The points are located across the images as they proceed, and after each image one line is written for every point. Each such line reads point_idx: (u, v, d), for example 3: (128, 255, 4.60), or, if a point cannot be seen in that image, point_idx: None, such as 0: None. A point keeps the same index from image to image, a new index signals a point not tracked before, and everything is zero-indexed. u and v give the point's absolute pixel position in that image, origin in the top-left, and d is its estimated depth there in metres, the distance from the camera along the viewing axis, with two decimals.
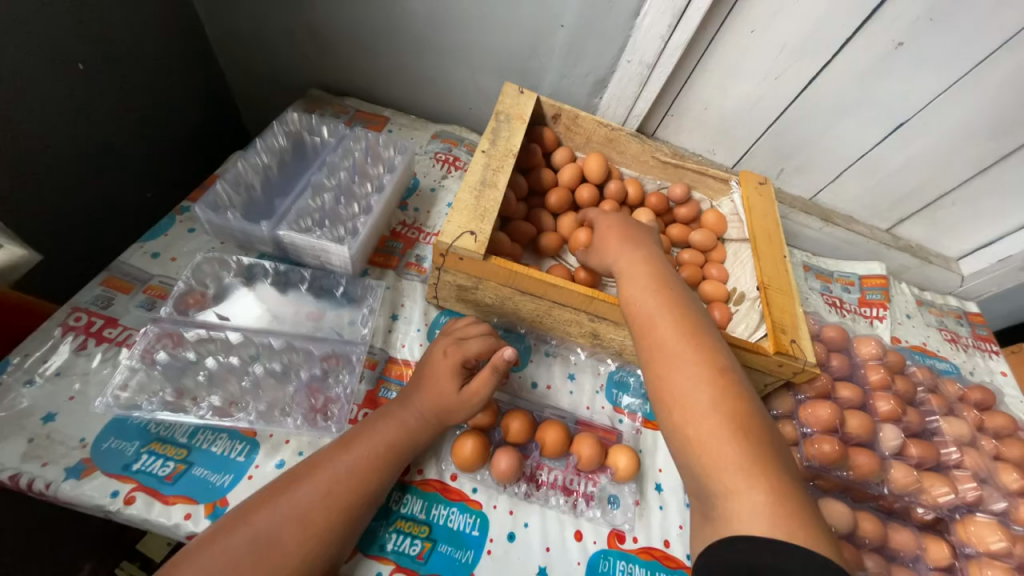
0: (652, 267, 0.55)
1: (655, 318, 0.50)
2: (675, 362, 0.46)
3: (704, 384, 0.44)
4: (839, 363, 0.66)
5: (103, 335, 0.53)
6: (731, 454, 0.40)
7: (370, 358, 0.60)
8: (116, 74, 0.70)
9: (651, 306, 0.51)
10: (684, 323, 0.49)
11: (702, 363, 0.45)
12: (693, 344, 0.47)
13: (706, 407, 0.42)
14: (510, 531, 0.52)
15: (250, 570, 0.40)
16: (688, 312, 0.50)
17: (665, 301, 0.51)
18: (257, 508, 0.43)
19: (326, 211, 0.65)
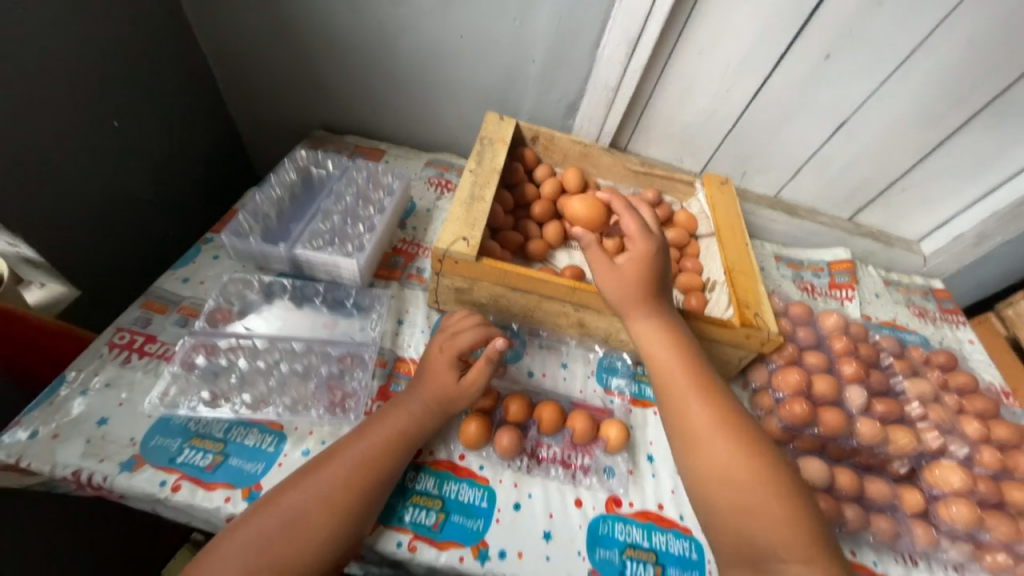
0: (674, 341, 0.59)
1: (686, 399, 0.55)
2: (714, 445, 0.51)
3: (741, 463, 0.50)
4: (805, 334, 0.73)
5: (145, 349, 0.60)
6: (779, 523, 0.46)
7: (380, 357, 0.67)
8: (142, 127, 0.80)
9: (680, 387, 0.56)
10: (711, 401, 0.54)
11: (735, 442, 0.51)
12: (723, 422, 0.53)
13: (741, 482, 0.49)
14: (515, 501, 0.58)
15: (283, 543, 0.45)
16: (714, 388, 0.56)
17: (692, 380, 0.56)
18: (287, 491, 0.48)
19: (335, 231, 0.73)
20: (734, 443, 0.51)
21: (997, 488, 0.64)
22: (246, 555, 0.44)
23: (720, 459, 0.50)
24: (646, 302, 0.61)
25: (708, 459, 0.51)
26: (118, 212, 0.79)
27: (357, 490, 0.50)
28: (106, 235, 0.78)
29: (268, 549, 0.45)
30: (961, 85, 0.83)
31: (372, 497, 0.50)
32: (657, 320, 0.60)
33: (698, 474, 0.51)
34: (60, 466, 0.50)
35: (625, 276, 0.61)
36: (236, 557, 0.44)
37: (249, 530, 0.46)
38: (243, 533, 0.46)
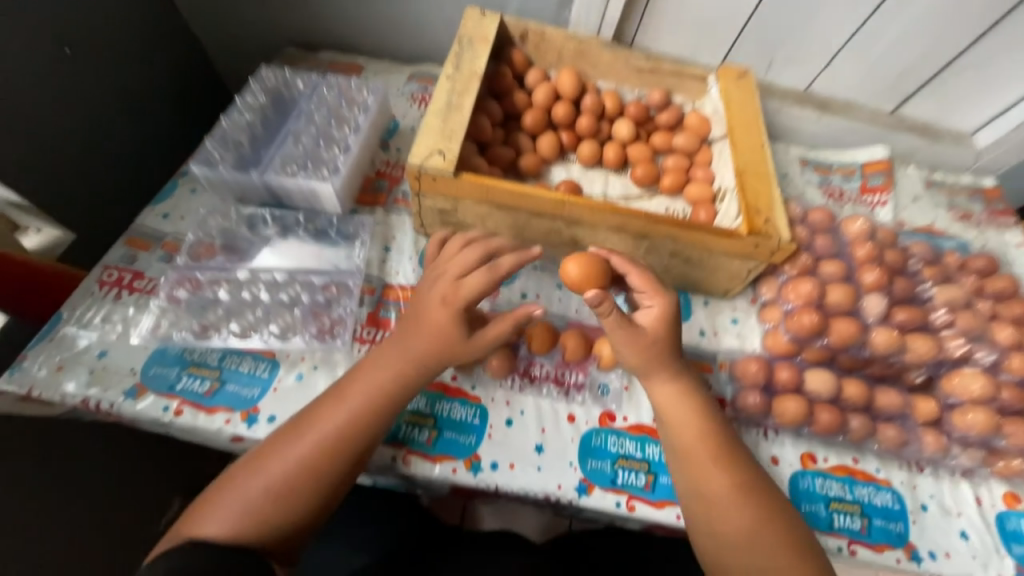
0: (686, 395, 0.53)
1: (696, 456, 0.50)
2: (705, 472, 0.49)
3: (750, 525, 0.47)
4: (824, 242, 0.66)
5: (134, 286, 0.60)
6: (759, 541, 0.46)
7: (368, 285, 0.65)
8: (105, 56, 0.74)
9: (690, 444, 0.51)
10: (709, 434, 0.51)
11: (749, 505, 0.48)
12: (716, 447, 0.51)
13: (721, 501, 0.48)
14: (508, 418, 0.58)
15: (271, 508, 0.43)
16: (727, 444, 0.51)
17: (703, 437, 0.51)
18: (269, 455, 0.46)
19: (308, 154, 0.68)
20: (745, 508, 0.47)
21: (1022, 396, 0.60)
22: (247, 503, 0.43)
23: (732, 520, 0.47)
24: (660, 358, 0.53)
25: (718, 523, 0.47)
26: (101, 151, 0.76)
27: (353, 434, 0.47)
28: (92, 176, 0.76)
29: (269, 497, 0.44)
30: None
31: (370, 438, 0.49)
32: (671, 381, 0.54)
33: (705, 532, 0.48)
34: (68, 395, 0.52)
35: (640, 331, 0.53)
36: (236, 506, 0.43)
37: (248, 478, 0.45)
38: (242, 481, 0.44)
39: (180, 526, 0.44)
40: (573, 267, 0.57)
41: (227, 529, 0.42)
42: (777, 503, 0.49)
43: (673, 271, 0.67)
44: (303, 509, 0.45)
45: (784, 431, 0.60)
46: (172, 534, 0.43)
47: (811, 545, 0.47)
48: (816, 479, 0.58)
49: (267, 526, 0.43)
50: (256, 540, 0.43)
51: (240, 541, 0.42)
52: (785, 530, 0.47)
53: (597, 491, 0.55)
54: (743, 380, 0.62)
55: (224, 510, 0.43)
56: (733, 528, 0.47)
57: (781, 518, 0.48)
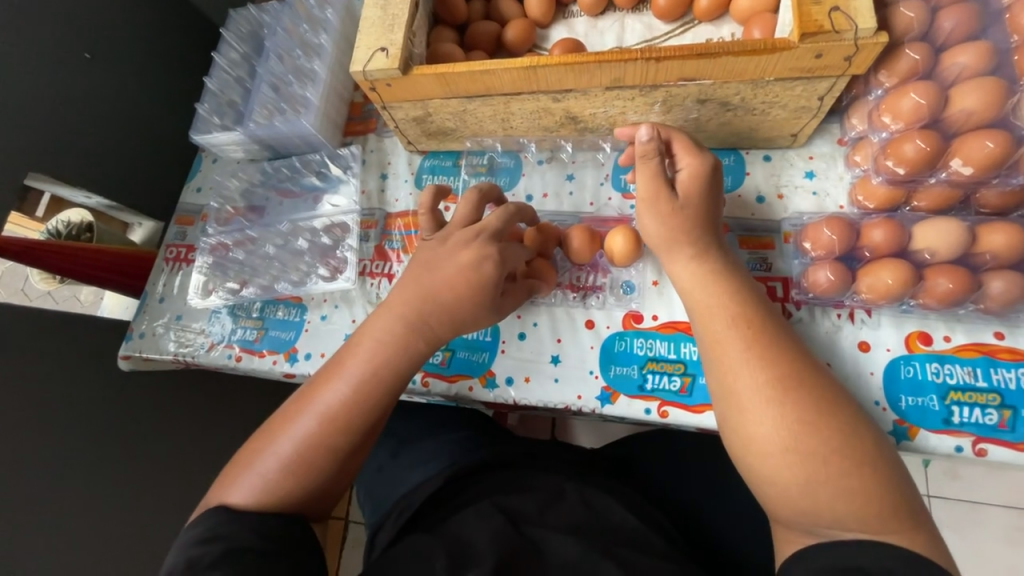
0: (715, 276, 0.46)
1: (725, 341, 0.43)
2: (736, 368, 0.42)
3: (792, 425, 0.39)
4: (956, 21, 0.42)
5: (189, 257, 0.69)
6: (806, 444, 0.38)
7: (371, 218, 0.64)
8: (119, 49, 0.77)
9: (719, 329, 0.44)
10: (744, 325, 0.43)
11: (790, 403, 0.39)
12: (751, 340, 0.42)
13: (753, 402, 0.40)
14: (520, 332, 0.55)
15: (289, 481, 0.42)
16: (768, 328, 0.43)
17: (736, 323, 0.43)
18: (279, 430, 0.45)
19: (281, 95, 0.65)
20: (786, 406, 0.39)
21: None
22: (264, 478, 0.42)
23: (766, 421, 0.39)
24: (682, 234, 0.47)
25: (750, 423, 0.40)
26: (151, 141, 0.83)
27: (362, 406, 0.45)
28: (154, 165, 0.84)
29: (283, 473, 0.43)
30: None
31: (382, 408, 0.46)
32: (698, 260, 0.47)
33: (734, 430, 0.41)
34: (165, 353, 0.64)
35: (666, 192, 0.47)
36: (256, 480, 0.42)
37: (261, 455, 0.44)
38: (261, 454, 0.44)
39: (210, 497, 0.44)
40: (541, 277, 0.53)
41: (250, 503, 0.42)
42: (831, 399, 0.40)
43: (707, 124, 0.51)
44: (315, 483, 0.43)
45: (880, 310, 0.46)
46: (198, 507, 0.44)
47: (880, 458, 0.38)
48: (928, 365, 0.44)
49: (286, 500, 0.42)
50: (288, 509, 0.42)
51: (267, 512, 0.41)
52: (837, 433, 0.38)
53: (623, 399, 0.50)
54: (814, 252, 0.47)
55: (244, 485, 0.43)
56: (767, 432, 0.39)
57: (833, 418, 0.39)
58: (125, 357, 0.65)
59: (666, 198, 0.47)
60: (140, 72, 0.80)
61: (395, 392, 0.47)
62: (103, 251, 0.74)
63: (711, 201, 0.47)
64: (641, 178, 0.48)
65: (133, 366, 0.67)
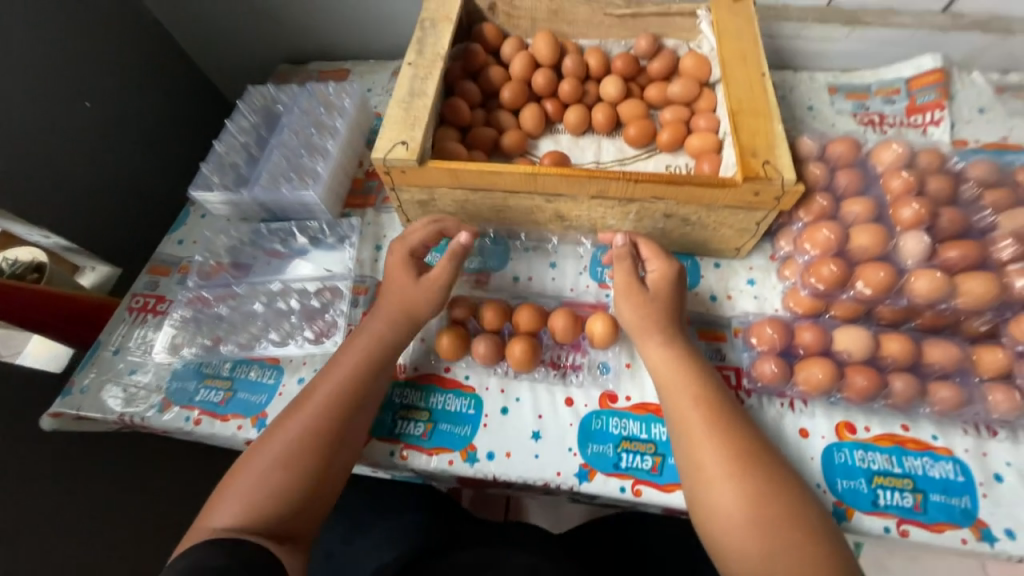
0: (681, 361, 0.52)
1: (691, 418, 0.49)
2: (702, 444, 0.47)
3: (750, 498, 0.44)
4: (847, 180, 0.57)
5: (157, 309, 0.66)
6: (761, 516, 0.43)
7: (362, 285, 0.66)
8: (120, 102, 0.79)
9: (685, 407, 0.50)
10: (706, 404, 0.49)
11: (747, 477, 0.45)
12: (712, 418, 0.48)
13: (717, 476, 0.45)
14: (503, 406, 0.57)
15: (286, 469, 0.46)
16: (726, 410, 0.49)
17: (700, 403, 0.49)
18: (278, 427, 0.49)
19: (292, 166, 0.70)
20: (746, 479, 0.44)
21: None
22: (264, 471, 0.46)
23: (728, 494, 0.44)
24: (654, 322, 0.54)
25: (715, 495, 0.45)
26: (132, 190, 0.82)
27: (343, 416, 0.49)
28: (128, 212, 0.82)
29: (282, 462, 0.46)
30: None
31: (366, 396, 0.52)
32: (666, 345, 0.53)
33: (701, 503, 0.45)
34: (108, 413, 0.58)
35: (637, 287, 0.55)
36: (257, 473, 0.46)
37: (261, 451, 0.47)
38: (261, 451, 0.47)
39: (205, 512, 0.45)
40: (518, 348, 0.56)
41: (251, 497, 0.44)
42: (781, 473, 0.45)
43: (670, 234, 0.62)
44: (307, 475, 0.46)
45: (813, 400, 0.54)
46: (178, 546, 0.43)
47: (822, 528, 0.43)
48: (855, 451, 0.51)
49: (285, 490, 0.45)
50: (288, 498, 0.45)
51: (263, 506, 0.44)
52: (787, 504, 0.43)
53: (599, 476, 0.53)
54: (759, 346, 0.55)
55: (246, 480, 0.45)
56: (730, 504, 0.44)
57: (783, 490, 0.44)
58: (55, 415, 0.59)
59: (637, 290, 0.55)
60: (138, 124, 0.82)
61: (380, 382, 0.53)
62: (39, 292, 0.67)
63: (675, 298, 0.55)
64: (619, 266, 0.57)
65: (61, 426, 0.60)
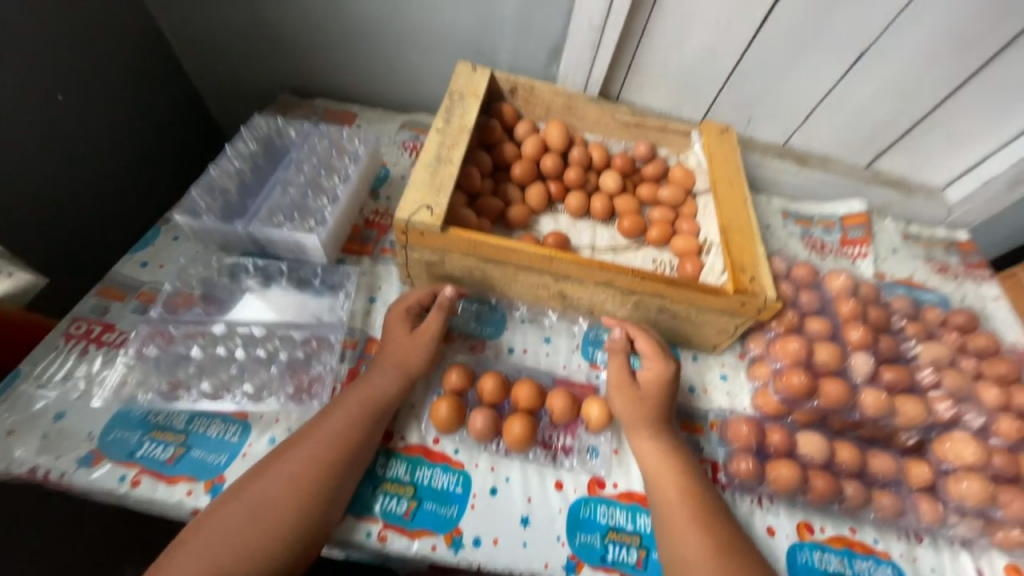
0: (669, 454, 0.55)
1: (678, 511, 0.51)
2: (686, 535, 0.49)
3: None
4: (809, 299, 0.66)
5: (102, 339, 0.58)
6: None
7: (351, 339, 0.63)
8: (95, 101, 0.73)
9: (674, 501, 0.52)
10: (692, 493, 0.52)
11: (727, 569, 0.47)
12: (696, 509, 0.51)
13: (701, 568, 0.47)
14: (492, 486, 0.55)
15: (256, 524, 0.45)
16: (713, 505, 0.52)
17: (686, 494, 0.52)
18: (257, 475, 0.48)
19: (295, 204, 0.68)
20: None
21: (1015, 462, 0.57)
22: (234, 522, 0.45)
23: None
24: (642, 417, 0.57)
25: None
26: (86, 196, 0.74)
27: (326, 477, 0.49)
28: (75, 220, 0.72)
29: (254, 514, 0.45)
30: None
31: (353, 454, 0.51)
32: (655, 439, 0.56)
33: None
34: (14, 464, 0.48)
35: (629, 384, 0.59)
36: (226, 522, 0.45)
37: (234, 500, 0.46)
38: (234, 500, 0.46)
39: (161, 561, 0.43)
40: (517, 426, 0.56)
41: (213, 548, 0.43)
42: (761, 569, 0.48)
43: (661, 326, 0.66)
44: (278, 531, 0.45)
45: (778, 499, 0.58)
46: None
47: None
48: (814, 552, 0.55)
49: (252, 546, 0.44)
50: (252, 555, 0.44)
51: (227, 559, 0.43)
52: None
53: (587, 569, 0.52)
54: (735, 443, 0.60)
55: (212, 529, 0.44)
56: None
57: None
58: None
59: (629, 388, 0.58)
60: (109, 127, 0.76)
61: (369, 441, 0.53)
62: None
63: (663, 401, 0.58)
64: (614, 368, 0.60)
65: None
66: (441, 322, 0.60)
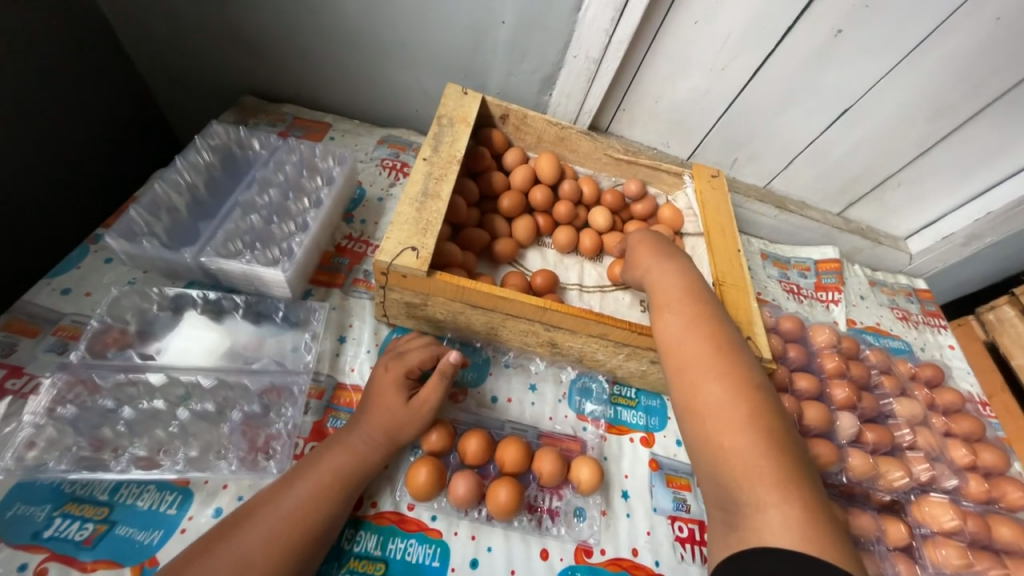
0: (676, 272, 0.57)
1: (723, 430, 0.42)
2: (679, 331, 0.50)
3: (795, 521, 0.36)
4: (796, 354, 0.66)
5: (5, 386, 0.48)
6: (721, 400, 0.43)
7: (316, 386, 0.56)
8: (11, 90, 0.62)
9: (719, 411, 0.43)
10: (695, 307, 0.52)
11: (716, 364, 0.46)
12: (696, 314, 0.51)
13: (695, 363, 0.47)
14: (472, 558, 0.50)
15: None
16: (713, 320, 0.50)
17: (688, 304, 0.52)
18: (194, 560, 0.40)
19: (256, 231, 0.60)
20: (791, 502, 0.37)
21: (985, 525, 0.58)
22: None
23: (768, 513, 0.37)
24: (650, 245, 0.62)
25: (753, 512, 0.38)
26: None
27: (287, 560, 0.42)
28: None
29: None
30: (978, 70, 0.75)
31: (318, 529, 0.44)
32: (665, 258, 0.59)
33: (734, 521, 0.39)
34: None
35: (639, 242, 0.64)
36: None
37: None
38: None
39: None
40: (503, 494, 0.52)
41: None
42: (792, 458, 0.40)
43: (650, 377, 0.64)
44: None
45: None
46: None
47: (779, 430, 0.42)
48: None
49: None
50: None
51: None
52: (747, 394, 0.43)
53: None
54: None
55: None
56: (771, 523, 0.37)
57: (828, 518, 0.37)
58: None
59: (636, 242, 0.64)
60: (27, 122, 0.65)
61: (337, 514, 0.46)
62: None
63: (662, 244, 0.62)
64: (652, 295, 0.57)
65: None
66: (441, 387, 0.54)
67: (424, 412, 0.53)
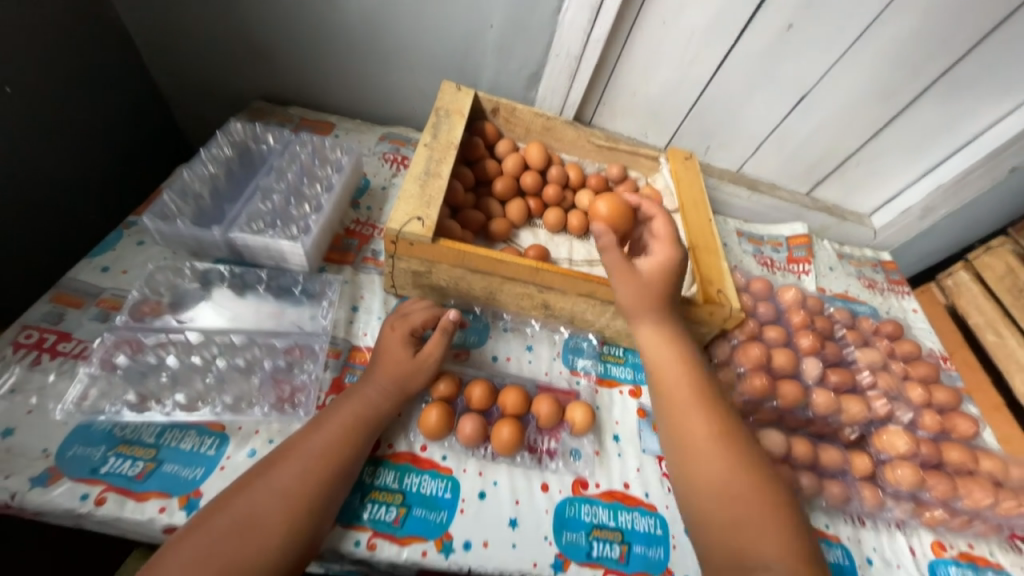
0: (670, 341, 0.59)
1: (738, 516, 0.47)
2: (686, 413, 0.54)
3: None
4: (765, 310, 0.73)
5: (58, 349, 0.54)
6: (733, 486, 0.49)
7: (333, 348, 0.62)
8: (43, 94, 0.68)
9: (731, 497, 0.48)
10: (694, 384, 0.56)
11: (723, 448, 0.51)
12: (699, 394, 0.55)
13: (702, 447, 0.52)
14: (480, 490, 0.56)
15: (237, 542, 0.42)
16: (711, 397, 0.55)
17: (690, 382, 0.56)
18: (240, 489, 0.46)
19: (276, 213, 0.67)
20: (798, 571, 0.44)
21: (937, 450, 0.65)
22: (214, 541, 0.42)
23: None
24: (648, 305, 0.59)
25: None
26: (26, 194, 0.68)
27: (319, 490, 0.47)
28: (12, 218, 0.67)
29: (232, 527, 0.43)
30: (914, 58, 0.84)
31: (341, 467, 0.50)
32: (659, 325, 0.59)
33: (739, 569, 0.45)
34: None
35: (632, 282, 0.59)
36: (205, 537, 0.42)
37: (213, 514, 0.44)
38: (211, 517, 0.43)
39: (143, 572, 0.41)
40: (504, 431, 0.58)
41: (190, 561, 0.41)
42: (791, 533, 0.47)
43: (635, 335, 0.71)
44: (262, 544, 0.43)
45: None
46: None
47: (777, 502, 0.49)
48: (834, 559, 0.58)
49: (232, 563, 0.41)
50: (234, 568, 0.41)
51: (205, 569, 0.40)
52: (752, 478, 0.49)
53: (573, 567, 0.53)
54: None
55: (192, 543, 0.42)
56: None
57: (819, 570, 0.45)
58: None
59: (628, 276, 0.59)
60: (57, 123, 0.71)
61: (357, 456, 0.52)
62: None
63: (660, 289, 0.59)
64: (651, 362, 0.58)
65: None
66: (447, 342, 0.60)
67: (433, 361, 0.60)
